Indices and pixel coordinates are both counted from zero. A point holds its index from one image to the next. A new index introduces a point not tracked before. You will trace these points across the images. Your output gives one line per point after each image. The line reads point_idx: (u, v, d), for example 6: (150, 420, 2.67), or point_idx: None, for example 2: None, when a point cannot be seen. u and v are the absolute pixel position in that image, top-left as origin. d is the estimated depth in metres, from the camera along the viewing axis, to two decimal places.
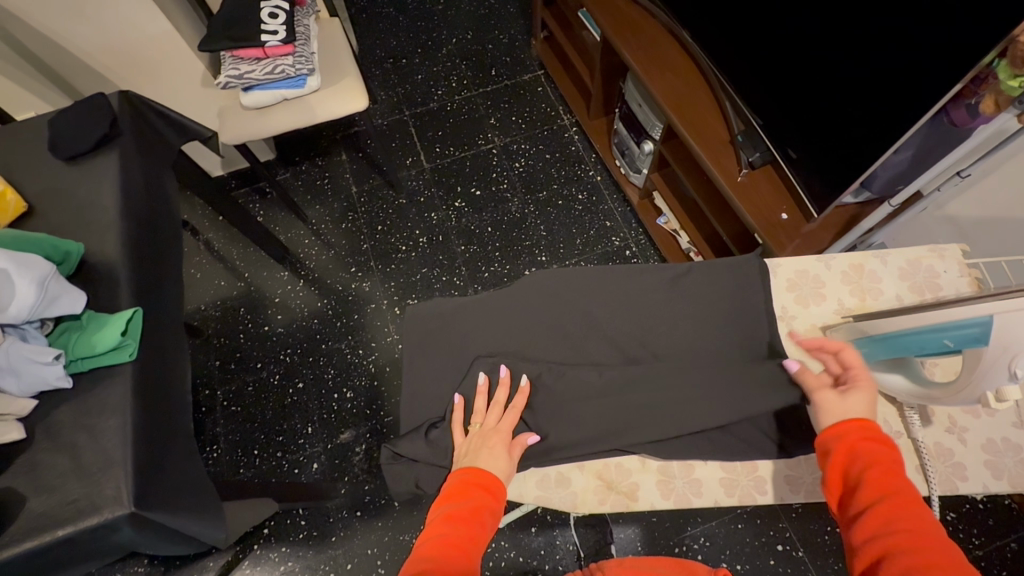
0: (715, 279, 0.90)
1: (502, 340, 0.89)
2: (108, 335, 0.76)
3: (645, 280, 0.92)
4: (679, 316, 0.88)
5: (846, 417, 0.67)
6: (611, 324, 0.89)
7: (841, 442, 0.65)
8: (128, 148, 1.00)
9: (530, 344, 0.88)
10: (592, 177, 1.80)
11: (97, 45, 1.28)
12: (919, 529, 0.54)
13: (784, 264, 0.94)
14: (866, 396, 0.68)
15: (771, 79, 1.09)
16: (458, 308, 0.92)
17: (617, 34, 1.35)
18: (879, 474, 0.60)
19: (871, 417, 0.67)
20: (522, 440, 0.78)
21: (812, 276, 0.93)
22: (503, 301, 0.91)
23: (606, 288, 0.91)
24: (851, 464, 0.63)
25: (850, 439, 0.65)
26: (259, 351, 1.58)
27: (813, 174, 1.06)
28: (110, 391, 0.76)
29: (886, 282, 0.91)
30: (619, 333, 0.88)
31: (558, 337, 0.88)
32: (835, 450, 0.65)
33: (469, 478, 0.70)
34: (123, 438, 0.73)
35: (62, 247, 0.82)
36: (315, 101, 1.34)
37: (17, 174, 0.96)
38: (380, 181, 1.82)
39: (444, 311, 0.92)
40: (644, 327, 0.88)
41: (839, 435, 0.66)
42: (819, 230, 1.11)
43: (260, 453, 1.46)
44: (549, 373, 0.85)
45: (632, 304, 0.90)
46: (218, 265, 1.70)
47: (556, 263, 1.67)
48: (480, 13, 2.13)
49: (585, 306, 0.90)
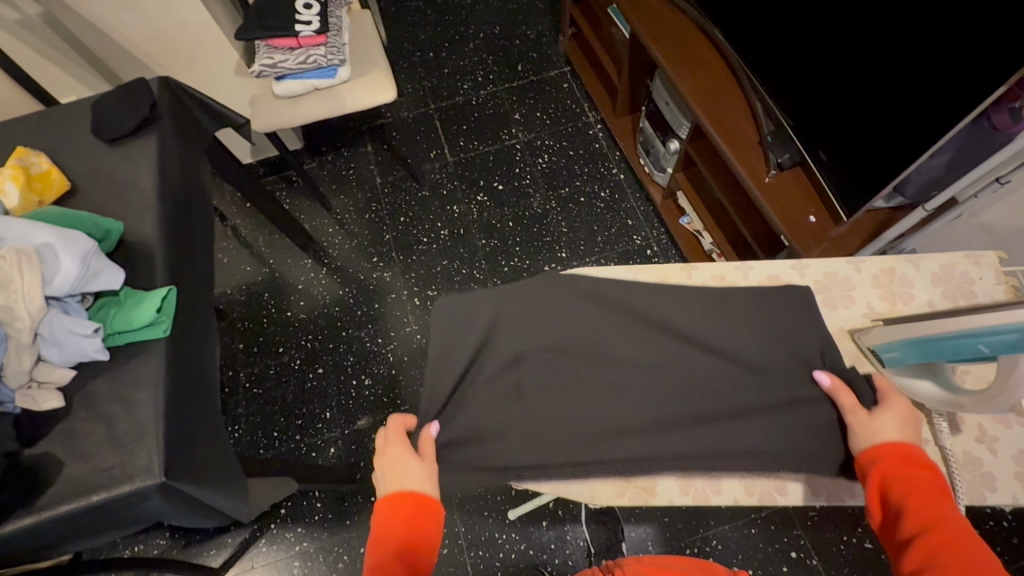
0: None
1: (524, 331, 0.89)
2: (145, 311, 0.79)
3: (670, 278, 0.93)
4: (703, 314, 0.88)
5: (876, 441, 0.70)
6: (634, 318, 0.89)
7: (878, 469, 0.67)
8: (166, 133, 1.03)
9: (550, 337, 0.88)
10: (615, 175, 1.79)
11: (137, 32, 1.31)
12: (967, 559, 0.57)
13: (813, 265, 0.93)
14: (897, 419, 0.70)
15: (804, 79, 1.07)
16: (480, 298, 0.93)
17: (646, 31, 1.34)
18: (919, 500, 0.63)
19: (905, 440, 0.69)
20: (425, 437, 0.78)
21: (841, 278, 0.91)
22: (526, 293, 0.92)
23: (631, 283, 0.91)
24: (889, 493, 0.65)
25: (882, 467, 0.67)
26: (282, 336, 1.62)
27: (845, 176, 1.04)
28: (144, 365, 0.79)
29: (918, 287, 0.90)
30: (642, 328, 0.88)
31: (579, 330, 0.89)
32: (874, 478, 0.67)
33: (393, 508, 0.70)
34: (156, 411, 0.76)
35: (103, 225, 0.85)
36: (345, 92, 1.36)
37: (61, 154, 0.99)
38: (404, 174, 1.84)
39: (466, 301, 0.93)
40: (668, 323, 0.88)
41: (874, 462, 0.68)
42: (847, 234, 1.10)
43: (280, 435, 1.49)
44: (570, 366, 0.86)
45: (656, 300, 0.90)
46: (244, 251, 1.74)
47: (576, 259, 1.68)
48: (508, 8, 2.14)
49: (609, 300, 0.90)
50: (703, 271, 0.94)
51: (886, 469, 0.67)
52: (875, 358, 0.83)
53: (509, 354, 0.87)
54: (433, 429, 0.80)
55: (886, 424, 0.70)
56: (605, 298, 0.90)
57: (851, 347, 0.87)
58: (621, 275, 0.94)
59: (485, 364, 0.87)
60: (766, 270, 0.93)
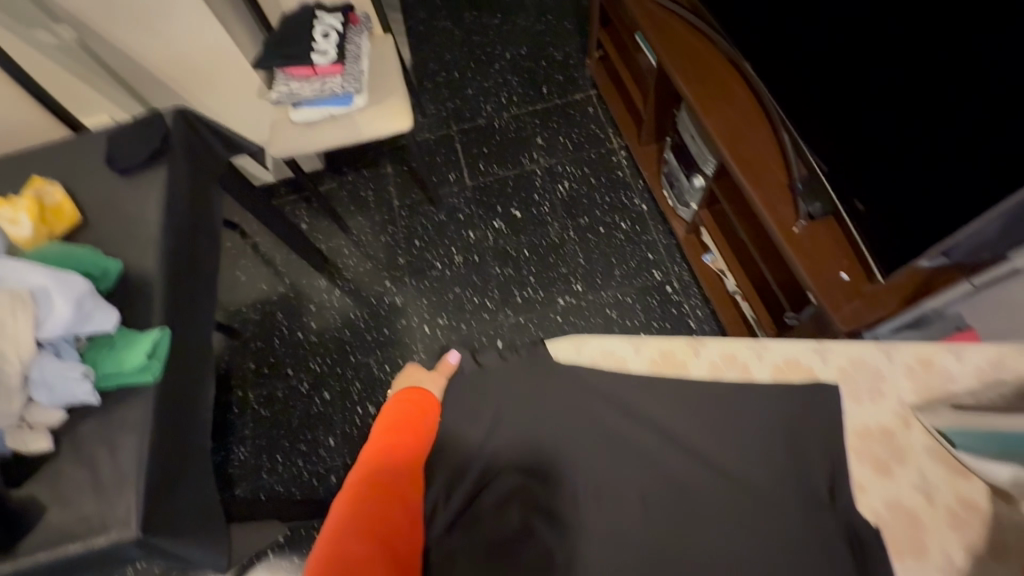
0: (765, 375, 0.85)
1: (518, 400, 0.86)
2: (136, 356, 0.78)
3: (674, 354, 0.89)
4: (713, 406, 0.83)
5: None
6: (637, 402, 0.84)
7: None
8: (177, 164, 1.03)
9: (544, 412, 0.85)
10: (637, 205, 1.73)
11: (162, 55, 1.34)
12: None
13: (838, 348, 0.87)
14: None
15: (843, 124, 0.99)
16: (487, 373, 0.90)
17: (673, 60, 1.29)
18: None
19: None
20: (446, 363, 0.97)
21: (871, 368, 0.86)
22: (530, 364, 0.88)
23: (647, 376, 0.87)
24: None
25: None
26: (292, 357, 1.62)
27: (882, 234, 0.95)
28: (132, 409, 0.78)
29: (959, 381, 0.83)
30: (649, 416, 0.83)
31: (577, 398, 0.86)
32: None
33: (404, 401, 0.86)
34: (139, 459, 0.74)
35: (102, 264, 0.85)
36: (361, 119, 1.34)
37: (77, 184, 1.01)
38: (422, 197, 1.82)
39: (471, 377, 0.90)
40: (678, 413, 0.83)
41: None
42: (884, 293, 0.99)
43: (283, 460, 1.49)
44: (569, 451, 0.82)
45: (658, 382, 0.85)
46: (262, 268, 1.76)
47: (591, 293, 1.62)
48: (537, 29, 2.10)
49: (614, 384, 0.85)
50: (711, 347, 0.89)
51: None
52: (945, 441, 0.79)
53: (507, 424, 0.85)
54: (453, 358, 0.99)
55: None
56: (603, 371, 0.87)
57: (876, 450, 0.81)
58: (622, 347, 0.91)
59: (483, 433, 0.85)
60: (779, 350, 0.88)
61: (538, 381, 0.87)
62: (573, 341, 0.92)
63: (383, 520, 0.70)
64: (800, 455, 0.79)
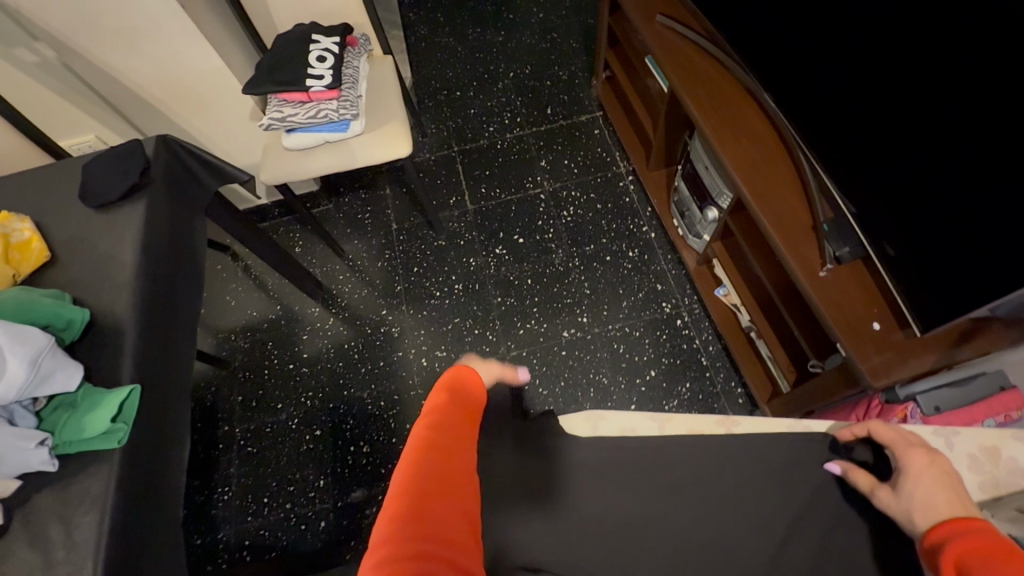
0: (804, 456, 0.80)
1: (531, 478, 0.81)
2: (98, 420, 0.70)
3: (702, 433, 0.86)
4: (737, 488, 0.79)
5: (933, 516, 0.61)
6: (666, 485, 0.80)
7: (940, 522, 0.59)
8: (157, 198, 0.95)
9: (559, 491, 0.81)
10: (646, 233, 1.66)
11: (148, 77, 1.27)
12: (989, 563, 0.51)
13: None
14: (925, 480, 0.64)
15: (874, 163, 0.92)
16: None
17: (685, 86, 1.22)
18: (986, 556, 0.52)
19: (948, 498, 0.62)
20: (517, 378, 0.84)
21: None
22: (540, 440, 0.84)
23: (675, 456, 0.83)
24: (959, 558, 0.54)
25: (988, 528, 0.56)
26: (281, 390, 1.53)
27: (914, 285, 0.88)
28: (93, 480, 0.70)
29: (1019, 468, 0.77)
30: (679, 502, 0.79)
31: (596, 478, 0.82)
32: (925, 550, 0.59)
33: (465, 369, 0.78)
34: (98, 541, 0.66)
35: (68, 314, 0.78)
36: (358, 146, 1.27)
37: (48, 219, 0.94)
38: (421, 221, 1.75)
39: None
40: (706, 501, 0.79)
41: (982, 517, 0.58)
42: (918, 346, 0.90)
43: (269, 502, 1.40)
44: (591, 541, 0.77)
45: (678, 458, 0.83)
46: (253, 293, 1.68)
47: (598, 326, 1.54)
48: (541, 47, 2.05)
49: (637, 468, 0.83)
50: (745, 427, 0.86)
51: (943, 524, 0.59)
52: None
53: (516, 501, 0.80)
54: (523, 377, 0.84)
55: (920, 491, 0.64)
56: (626, 449, 0.84)
57: None
58: (644, 426, 0.89)
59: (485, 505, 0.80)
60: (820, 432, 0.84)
61: (557, 455, 0.83)
62: (590, 418, 0.90)
63: (454, 488, 0.63)
64: (839, 549, 0.73)
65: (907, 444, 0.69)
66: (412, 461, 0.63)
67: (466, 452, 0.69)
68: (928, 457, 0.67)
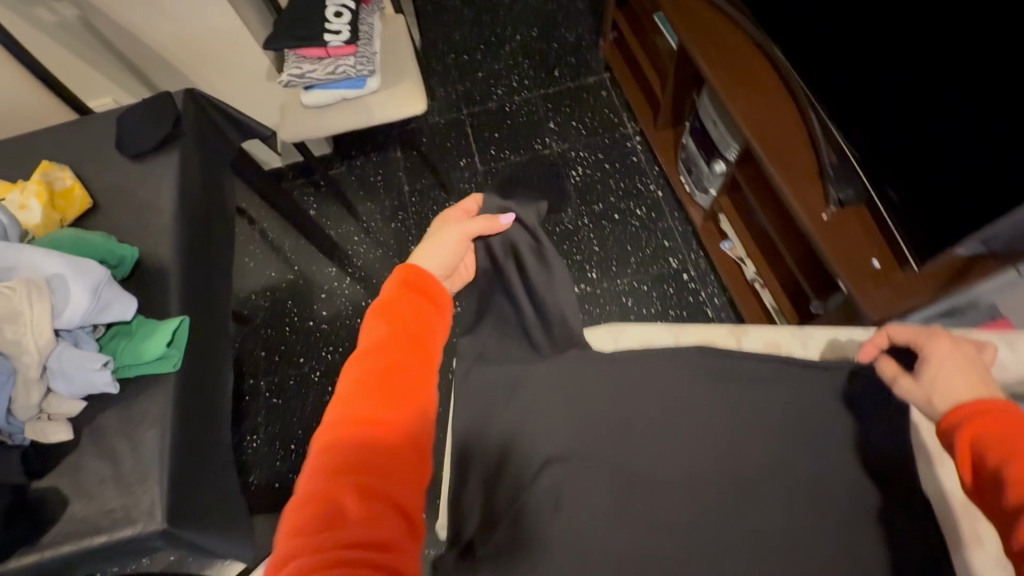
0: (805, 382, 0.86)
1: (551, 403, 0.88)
2: (154, 345, 0.76)
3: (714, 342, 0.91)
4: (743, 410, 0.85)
5: (957, 400, 0.62)
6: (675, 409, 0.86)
7: (961, 404, 0.61)
8: (189, 148, 0.99)
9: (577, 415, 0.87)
10: (653, 192, 1.70)
11: (168, 37, 1.30)
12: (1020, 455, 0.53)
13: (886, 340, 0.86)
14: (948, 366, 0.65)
15: (876, 108, 0.96)
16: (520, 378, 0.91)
17: (692, 41, 1.24)
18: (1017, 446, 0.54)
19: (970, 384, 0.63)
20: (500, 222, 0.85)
21: None
22: (559, 373, 0.91)
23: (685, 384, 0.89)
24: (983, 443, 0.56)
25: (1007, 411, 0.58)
26: (303, 345, 1.60)
27: (915, 223, 0.93)
28: (152, 401, 0.76)
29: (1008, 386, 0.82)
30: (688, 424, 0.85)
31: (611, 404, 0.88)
32: (941, 430, 0.61)
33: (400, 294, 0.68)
34: (160, 453, 0.73)
35: (118, 251, 0.83)
36: (374, 102, 1.30)
37: (87, 169, 0.98)
38: (432, 182, 1.79)
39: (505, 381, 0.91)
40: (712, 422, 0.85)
41: (1007, 399, 0.60)
42: (916, 282, 0.95)
43: (296, 449, 1.47)
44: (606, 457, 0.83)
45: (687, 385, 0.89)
46: (271, 254, 1.73)
47: (606, 282, 1.59)
48: (547, 9, 2.05)
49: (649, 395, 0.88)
50: (754, 338, 0.92)
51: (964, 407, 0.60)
52: None
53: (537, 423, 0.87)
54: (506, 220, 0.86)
55: (941, 377, 0.65)
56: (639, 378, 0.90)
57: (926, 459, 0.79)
58: (660, 338, 0.94)
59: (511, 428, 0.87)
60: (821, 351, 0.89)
61: (575, 384, 0.89)
62: (611, 332, 0.97)
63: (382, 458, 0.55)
64: (834, 461, 0.80)
65: (929, 334, 0.70)
66: (327, 444, 0.56)
67: (413, 411, 0.60)
68: (952, 344, 0.67)
